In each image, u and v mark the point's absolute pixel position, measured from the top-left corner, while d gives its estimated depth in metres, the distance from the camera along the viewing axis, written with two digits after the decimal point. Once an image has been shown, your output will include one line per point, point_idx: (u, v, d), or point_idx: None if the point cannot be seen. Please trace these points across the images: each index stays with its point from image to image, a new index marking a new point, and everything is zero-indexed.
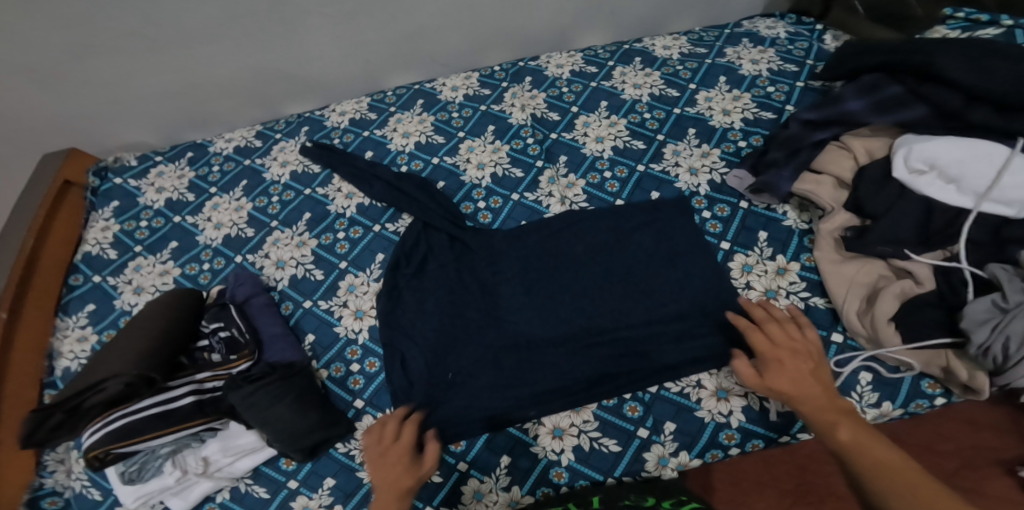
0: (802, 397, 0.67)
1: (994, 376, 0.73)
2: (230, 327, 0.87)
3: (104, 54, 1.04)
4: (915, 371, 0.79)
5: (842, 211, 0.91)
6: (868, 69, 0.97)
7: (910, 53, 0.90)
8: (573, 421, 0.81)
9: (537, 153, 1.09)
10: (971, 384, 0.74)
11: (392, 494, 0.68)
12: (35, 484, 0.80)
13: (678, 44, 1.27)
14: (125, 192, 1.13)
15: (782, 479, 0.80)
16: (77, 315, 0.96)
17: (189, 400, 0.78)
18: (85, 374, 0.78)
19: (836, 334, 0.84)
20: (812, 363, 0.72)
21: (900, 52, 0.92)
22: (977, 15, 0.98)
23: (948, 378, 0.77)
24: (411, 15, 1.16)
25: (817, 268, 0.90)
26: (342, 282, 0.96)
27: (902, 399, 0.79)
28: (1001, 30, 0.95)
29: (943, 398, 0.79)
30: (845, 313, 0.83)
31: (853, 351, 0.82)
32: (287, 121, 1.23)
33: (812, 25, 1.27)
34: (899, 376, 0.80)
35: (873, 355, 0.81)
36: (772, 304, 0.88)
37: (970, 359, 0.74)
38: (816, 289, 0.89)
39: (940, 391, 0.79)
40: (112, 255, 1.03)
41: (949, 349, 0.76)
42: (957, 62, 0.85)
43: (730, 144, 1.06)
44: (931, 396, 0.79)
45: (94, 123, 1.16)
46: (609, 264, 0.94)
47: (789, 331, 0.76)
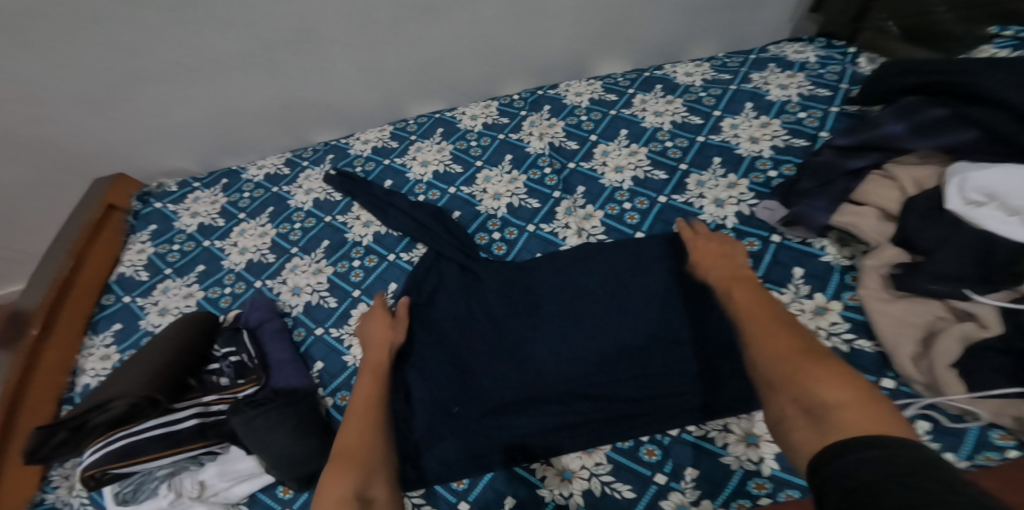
0: (730, 290, 0.77)
1: None
2: (241, 352, 0.88)
3: (144, 83, 1.10)
4: (982, 421, 0.70)
5: (889, 246, 0.83)
6: (908, 89, 0.91)
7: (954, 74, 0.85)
8: (584, 463, 0.76)
9: (555, 184, 1.07)
10: None
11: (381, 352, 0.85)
12: (37, 499, 0.82)
13: (701, 71, 1.24)
14: (163, 216, 1.17)
15: None
16: (104, 334, 1.00)
17: (191, 422, 0.78)
18: (94, 394, 0.80)
19: (887, 380, 0.76)
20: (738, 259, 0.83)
21: (944, 72, 0.86)
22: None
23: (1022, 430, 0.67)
24: (429, 45, 1.18)
25: (862, 308, 0.82)
26: (354, 310, 0.96)
27: (965, 450, 0.69)
28: None
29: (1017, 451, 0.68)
30: (898, 358, 0.74)
31: (908, 398, 0.74)
32: (315, 149, 1.27)
33: (843, 49, 1.22)
34: (964, 426, 0.70)
35: (932, 403, 0.72)
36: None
37: None
38: (862, 330, 0.80)
39: (1015, 443, 0.68)
40: (144, 277, 1.07)
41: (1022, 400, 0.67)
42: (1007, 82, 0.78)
43: (759, 174, 1.01)
44: (1001, 448, 0.68)
45: (139, 151, 1.24)
46: (627, 298, 0.90)
47: (718, 243, 0.87)
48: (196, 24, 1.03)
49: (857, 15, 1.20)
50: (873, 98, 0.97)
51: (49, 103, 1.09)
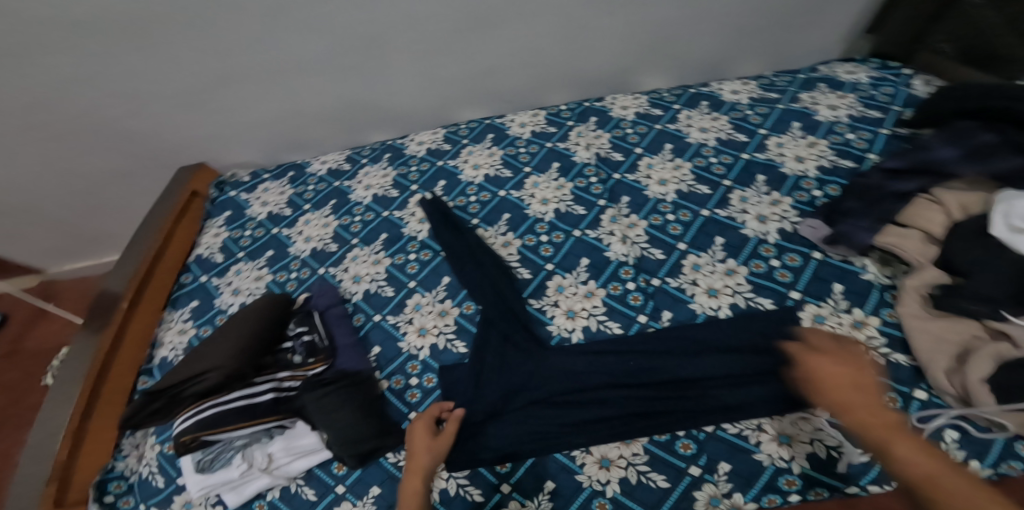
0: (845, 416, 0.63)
1: None
2: (312, 332, 0.97)
3: (227, 83, 1.20)
4: (1010, 433, 0.71)
5: (932, 266, 0.85)
6: (964, 114, 0.95)
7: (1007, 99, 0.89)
8: (622, 453, 0.80)
9: (600, 193, 1.13)
10: None
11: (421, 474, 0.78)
12: (108, 466, 0.91)
13: (748, 89, 1.29)
14: (236, 204, 1.27)
15: None
16: (183, 310, 1.10)
17: (269, 396, 0.88)
18: (186, 366, 0.89)
19: (919, 391, 0.78)
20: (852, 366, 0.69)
21: (996, 97, 0.90)
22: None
23: None
24: (486, 56, 1.25)
25: (899, 325, 0.85)
26: (409, 300, 1.03)
27: (992, 460, 0.71)
28: None
29: None
30: (932, 372, 0.77)
31: (939, 409, 0.75)
32: (372, 148, 1.35)
33: (898, 70, 1.23)
34: (992, 437, 0.72)
35: (962, 414, 0.74)
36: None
37: None
38: (898, 346, 0.83)
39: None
40: (219, 259, 1.17)
41: None
42: None
43: (804, 193, 1.04)
44: None
45: (213, 145, 1.34)
46: (670, 304, 0.94)
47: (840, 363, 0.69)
48: (278, 29, 1.12)
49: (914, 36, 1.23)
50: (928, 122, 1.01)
51: (142, 98, 1.20)
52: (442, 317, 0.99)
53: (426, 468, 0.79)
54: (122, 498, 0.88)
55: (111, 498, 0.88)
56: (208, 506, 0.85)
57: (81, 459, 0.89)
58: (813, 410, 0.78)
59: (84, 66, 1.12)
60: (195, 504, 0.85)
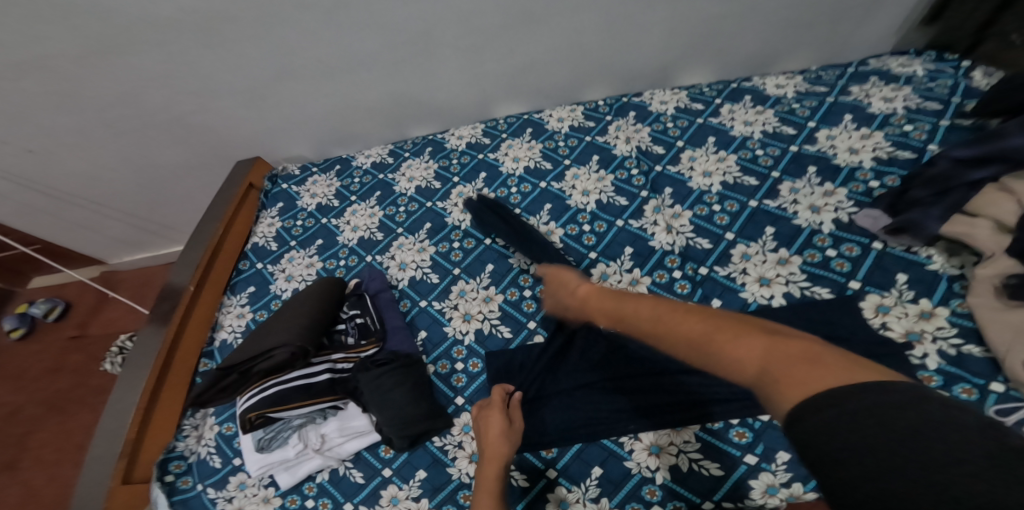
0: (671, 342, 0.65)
1: None
2: (365, 315, 1.00)
3: (284, 80, 1.24)
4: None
5: (1005, 256, 0.81)
6: None
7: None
8: (672, 440, 0.79)
9: (642, 184, 1.13)
10: None
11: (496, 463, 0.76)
12: (170, 446, 0.94)
13: (794, 83, 1.27)
14: (288, 195, 1.31)
15: None
16: (240, 295, 1.14)
17: (325, 376, 0.91)
18: (251, 344, 0.93)
19: (996, 384, 0.76)
20: (612, 310, 0.77)
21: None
22: None
23: None
24: (531, 50, 1.27)
25: (972, 315, 0.82)
26: (454, 286, 1.04)
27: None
28: None
29: None
30: (1010, 362, 0.74)
31: (1018, 403, 0.73)
32: (415, 142, 1.38)
33: (957, 62, 1.19)
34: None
35: None
36: (916, 346, 0.81)
37: None
38: (972, 336, 0.80)
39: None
40: (274, 247, 1.21)
41: None
42: None
43: (859, 184, 1.02)
44: None
45: (268, 138, 1.39)
46: (720, 292, 0.94)
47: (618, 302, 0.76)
48: (333, 29, 1.16)
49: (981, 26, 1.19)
50: (997, 111, 0.97)
51: (203, 93, 1.25)
52: (486, 304, 1.01)
53: (505, 454, 0.77)
54: (182, 477, 0.91)
55: (171, 477, 0.91)
56: (261, 488, 0.88)
57: (148, 437, 0.93)
58: None
59: (153, 65, 1.18)
60: (249, 485, 0.88)
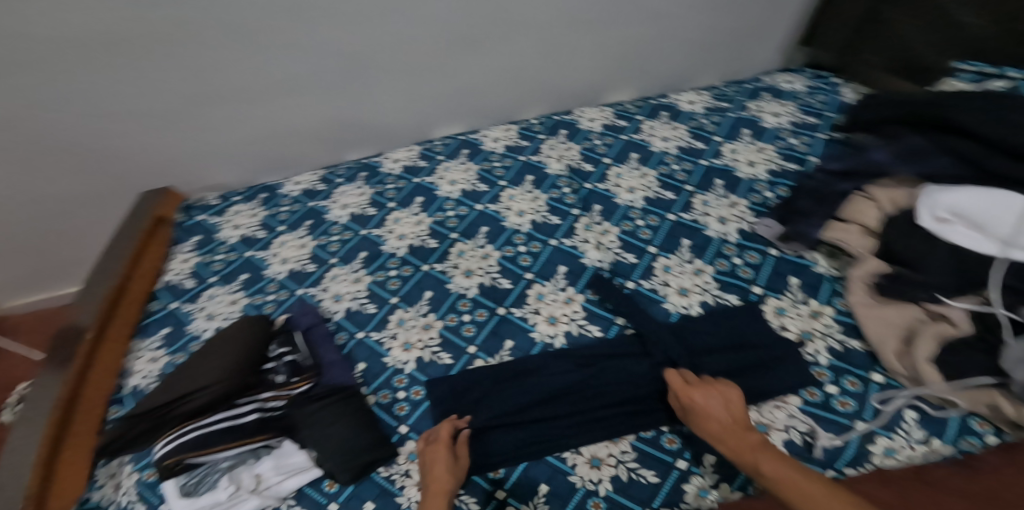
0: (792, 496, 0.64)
1: None
2: (295, 352, 0.97)
3: (205, 104, 1.18)
4: (961, 410, 0.79)
5: (872, 257, 0.94)
6: (892, 120, 1.04)
7: (926, 105, 0.99)
8: (611, 451, 0.83)
9: (574, 202, 1.18)
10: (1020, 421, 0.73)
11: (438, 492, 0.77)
12: (83, 497, 0.86)
13: (702, 99, 1.38)
14: (206, 228, 1.24)
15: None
16: (153, 338, 1.07)
17: (253, 416, 0.87)
18: (169, 387, 0.89)
19: (876, 375, 0.86)
20: (741, 448, 0.72)
21: (916, 103, 1.00)
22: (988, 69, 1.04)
23: (996, 417, 0.77)
24: (464, 73, 1.30)
25: (851, 312, 0.93)
26: (392, 316, 1.04)
27: (950, 436, 0.78)
28: (1009, 83, 1.01)
29: (995, 437, 0.78)
30: (884, 355, 0.85)
31: (895, 390, 0.83)
32: (348, 167, 1.35)
33: (828, 80, 1.38)
34: (946, 415, 0.80)
35: (918, 394, 0.81)
36: (807, 345, 0.90)
37: (1017, 399, 0.74)
38: (852, 332, 0.91)
39: (991, 430, 0.78)
40: (190, 285, 1.14)
41: (996, 389, 0.76)
42: (970, 114, 0.92)
43: (758, 195, 1.13)
44: (981, 435, 0.78)
45: (183, 165, 1.29)
46: (647, 305, 0.99)
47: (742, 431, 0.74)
48: (259, 52, 1.12)
49: (848, 48, 1.39)
50: (859, 124, 1.11)
51: (111, 118, 1.16)
52: (426, 331, 1.01)
53: (447, 484, 0.78)
54: None
55: None
56: None
57: (56, 484, 0.83)
58: (785, 399, 0.84)
59: (54, 88, 1.08)
60: None
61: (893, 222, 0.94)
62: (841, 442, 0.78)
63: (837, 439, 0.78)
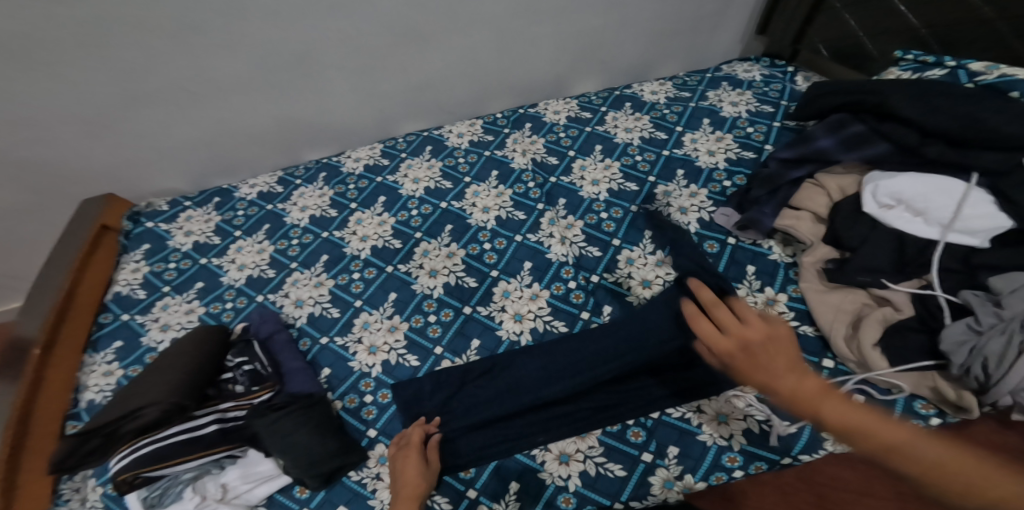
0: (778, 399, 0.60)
1: (982, 394, 0.76)
2: (254, 361, 0.95)
3: (138, 106, 1.12)
4: (906, 393, 0.82)
5: (821, 244, 0.97)
6: (835, 108, 1.08)
7: (868, 93, 1.02)
8: (579, 447, 0.84)
9: (538, 197, 1.17)
10: (960, 403, 0.77)
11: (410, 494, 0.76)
12: None
13: (665, 89, 1.39)
14: (156, 235, 1.19)
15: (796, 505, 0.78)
16: (106, 352, 1.02)
17: (213, 428, 0.85)
18: (120, 401, 0.86)
19: (828, 361, 0.88)
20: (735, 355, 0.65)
21: (860, 92, 1.03)
22: (925, 57, 1.08)
23: (939, 398, 0.80)
24: (422, 68, 1.27)
25: (804, 299, 0.95)
26: (357, 319, 1.02)
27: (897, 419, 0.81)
28: (945, 71, 1.04)
29: (938, 419, 0.80)
30: (834, 340, 0.87)
31: (845, 375, 0.86)
32: (306, 167, 1.32)
33: (784, 68, 1.40)
34: (892, 398, 0.83)
35: (865, 379, 0.84)
36: None
37: (955, 381, 0.79)
38: (805, 318, 0.94)
39: (935, 412, 0.81)
40: (141, 295, 1.10)
41: (935, 371, 0.81)
42: (912, 103, 0.96)
43: (717, 184, 1.14)
44: (925, 417, 0.81)
45: (130, 172, 1.24)
46: (610, 299, 1.00)
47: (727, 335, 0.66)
48: (192, 50, 1.07)
49: (796, 38, 1.39)
50: (810, 114, 1.14)
51: (46, 126, 1.09)
52: (392, 334, 1.00)
53: (419, 486, 0.77)
54: None
55: None
56: None
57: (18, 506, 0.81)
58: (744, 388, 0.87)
59: None
60: None
61: (840, 209, 0.97)
62: (795, 429, 0.82)
63: (793, 426, 0.82)
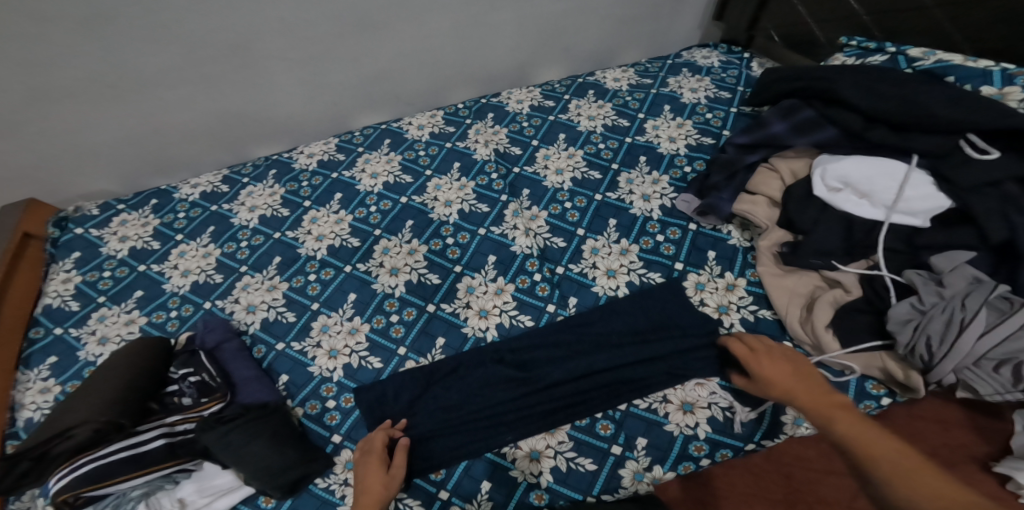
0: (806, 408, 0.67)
1: (927, 374, 0.78)
2: (201, 372, 0.89)
3: (54, 103, 1.04)
4: (857, 374, 0.84)
5: (777, 228, 0.98)
6: (789, 93, 1.08)
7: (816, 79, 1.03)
8: (549, 443, 0.83)
9: (502, 188, 1.15)
10: (908, 383, 0.79)
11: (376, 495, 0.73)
12: None
13: (627, 76, 1.38)
14: (87, 242, 1.11)
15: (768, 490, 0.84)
16: (39, 368, 0.95)
17: (159, 443, 0.80)
18: (52, 422, 0.80)
19: (786, 343, 0.90)
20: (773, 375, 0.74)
21: (808, 78, 1.04)
22: (868, 43, 1.10)
23: (887, 378, 0.82)
24: (372, 58, 1.22)
25: (762, 283, 0.96)
26: (315, 322, 0.98)
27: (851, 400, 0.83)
28: (887, 57, 1.06)
29: (888, 398, 0.83)
30: (790, 323, 0.89)
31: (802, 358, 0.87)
32: (254, 164, 1.26)
33: (740, 55, 1.42)
34: (845, 380, 0.85)
35: (820, 361, 0.86)
36: (725, 318, 0.93)
37: (901, 359, 0.81)
38: (762, 302, 0.95)
39: (885, 391, 0.84)
40: (75, 307, 1.02)
41: (882, 352, 0.82)
42: (858, 86, 0.97)
43: (678, 170, 1.14)
44: (877, 397, 0.84)
45: (54, 174, 1.15)
46: (576, 290, 0.99)
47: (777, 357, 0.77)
48: (106, 39, 0.99)
49: (749, 24, 1.40)
50: (764, 100, 1.15)
51: None
52: (352, 336, 0.96)
53: (382, 491, 0.74)
54: None
55: None
56: None
57: None
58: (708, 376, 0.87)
59: None
60: None
61: (792, 192, 0.98)
62: (757, 414, 0.83)
63: (754, 412, 0.83)
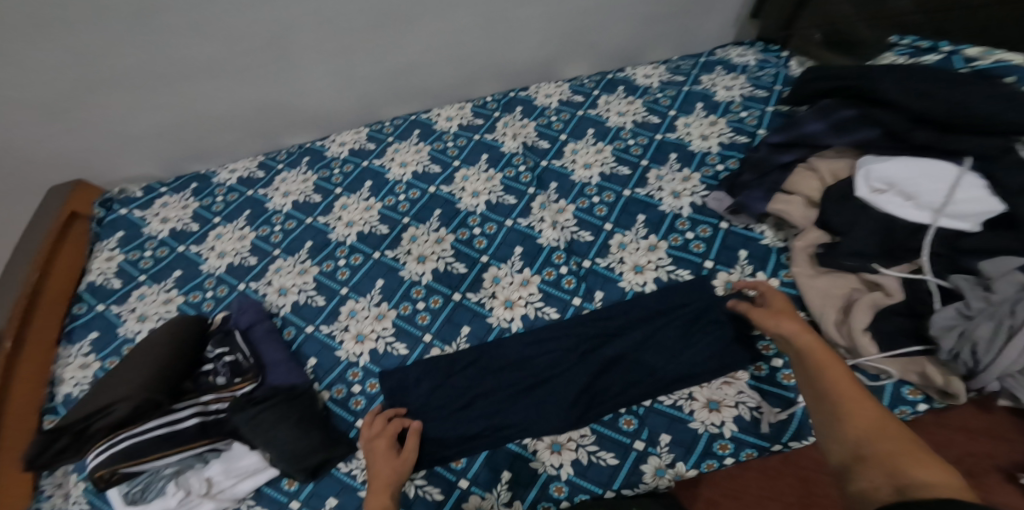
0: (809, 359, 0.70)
1: (969, 380, 0.76)
2: (235, 352, 0.91)
3: (98, 90, 1.08)
4: (894, 378, 0.82)
5: (814, 229, 0.96)
6: (825, 92, 1.06)
7: (858, 78, 1.00)
8: (571, 436, 0.83)
9: (529, 181, 1.15)
10: (947, 389, 0.76)
11: (386, 487, 0.73)
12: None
13: (658, 73, 1.36)
14: (129, 223, 1.16)
15: (783, 493, 0.76)
16: (81, 343, 0.99)
17: (193, 421, 0.83)
18: (91, 399, 0.83)
19: None
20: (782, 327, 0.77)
21: (849, 77, 1.01)
22: (920, 42, 1.06)
23: (927, 384, 0.79)
24: (405, 50, 1.23)
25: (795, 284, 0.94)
26: (343, 307, 1.00)
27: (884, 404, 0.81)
28: (941, 56, 1.02)
29: (925, 404, 0.80)
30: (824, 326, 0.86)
31: None
32: (289, 152, 1.29)
33: (778, 53, 1.38)
34: (880, 384, 0.82)
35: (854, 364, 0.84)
36: None
37: (943, 365, 0.77)
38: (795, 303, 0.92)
39: (922, 397, 0.81)
40: (116, 285, 1.06)
41: (922, 356, 0.79)
42: (905, 85, 0.94)
43: (709, 168, 1.13)
44: (913, 403, 0.80)
45: (101, 157, 1.19)
46: (602, 285, 0.98)
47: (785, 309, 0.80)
48: (152, 29, 1.02)
49: (787, 23, 1.35)
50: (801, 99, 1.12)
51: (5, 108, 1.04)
52: (379, 322, 0.97)
53: (392, 477, 0.75)
54: None
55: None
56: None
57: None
58: (735, 374, 0.86)
59: None
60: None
61: (832, 193, 0.96)
62: (786, 415, 0.80)
63: (782, 413, 0.80)
